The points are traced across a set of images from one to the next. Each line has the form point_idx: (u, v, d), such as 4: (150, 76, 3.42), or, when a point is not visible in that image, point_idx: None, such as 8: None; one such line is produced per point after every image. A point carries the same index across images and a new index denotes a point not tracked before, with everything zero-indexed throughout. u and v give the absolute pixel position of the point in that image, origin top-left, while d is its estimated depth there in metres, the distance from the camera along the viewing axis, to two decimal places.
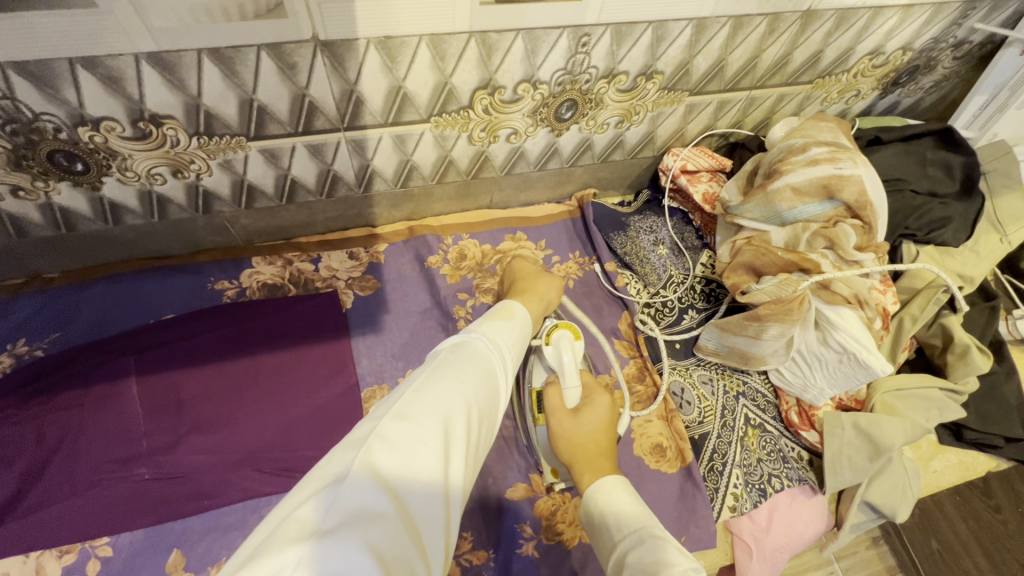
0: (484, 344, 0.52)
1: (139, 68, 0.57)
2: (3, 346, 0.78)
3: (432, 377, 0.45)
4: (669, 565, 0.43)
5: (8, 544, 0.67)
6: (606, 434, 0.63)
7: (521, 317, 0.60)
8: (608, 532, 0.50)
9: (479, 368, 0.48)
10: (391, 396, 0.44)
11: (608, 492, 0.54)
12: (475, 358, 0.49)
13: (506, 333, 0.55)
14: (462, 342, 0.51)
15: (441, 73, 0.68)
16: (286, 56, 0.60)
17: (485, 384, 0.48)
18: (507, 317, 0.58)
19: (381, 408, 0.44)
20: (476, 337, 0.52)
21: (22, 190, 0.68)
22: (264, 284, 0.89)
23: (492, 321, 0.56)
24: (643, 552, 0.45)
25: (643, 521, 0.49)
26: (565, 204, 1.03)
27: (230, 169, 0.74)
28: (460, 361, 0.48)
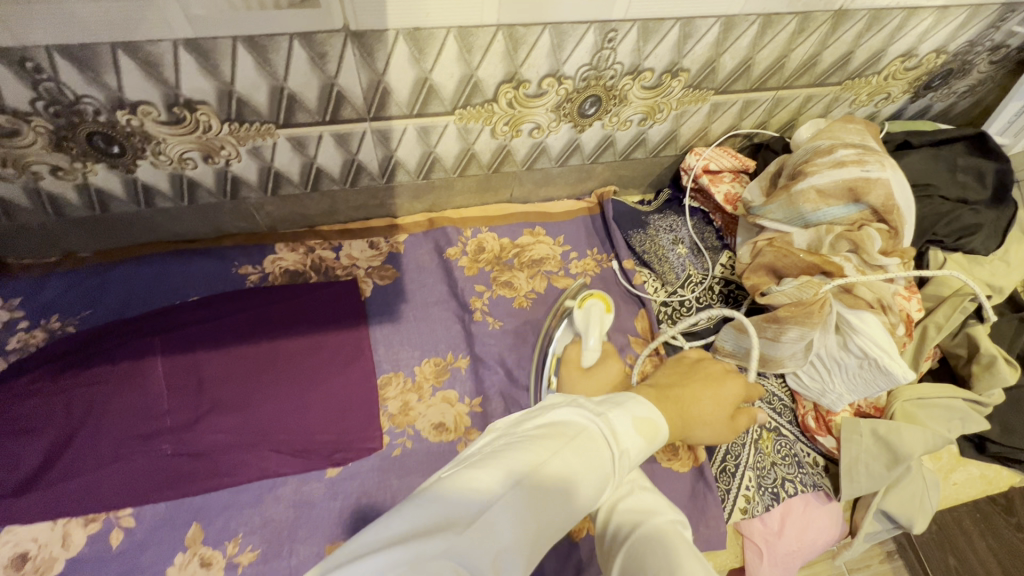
0: (612, 437, 0.45)
1: (177, 55, 0.59)
2: (37, 321, 0.81)
3: (559, 466, 0.41)
4: (656, 512, 0.47)
5: (36, 510, 0.69)
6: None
7: (661, 438, 0.50)
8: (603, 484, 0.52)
9: (601, 465, 0.43)
10: (519, 453, 0.41)
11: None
12: (596, 453, 0.43)
13: (637, 448, 0.47)
14: (592, 428, 0.45)
15: (468, 66, 0.69)
16: (317, 46, 0.62)
17: (592, 487, 0.43)
18: (648, 424, 0.49)
19: (492, 458, 0.41)
20: (608, 425, 0.46)
21: (61, 170, 0.71)
22: (286, 270, 0.91)
23: (635, 419, 0.49)
24: (636, 500, 0.48)
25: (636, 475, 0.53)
26: (584, 200, 1.03)
27: (258, 156, 0.76)
28: (586, 456, 0.43)
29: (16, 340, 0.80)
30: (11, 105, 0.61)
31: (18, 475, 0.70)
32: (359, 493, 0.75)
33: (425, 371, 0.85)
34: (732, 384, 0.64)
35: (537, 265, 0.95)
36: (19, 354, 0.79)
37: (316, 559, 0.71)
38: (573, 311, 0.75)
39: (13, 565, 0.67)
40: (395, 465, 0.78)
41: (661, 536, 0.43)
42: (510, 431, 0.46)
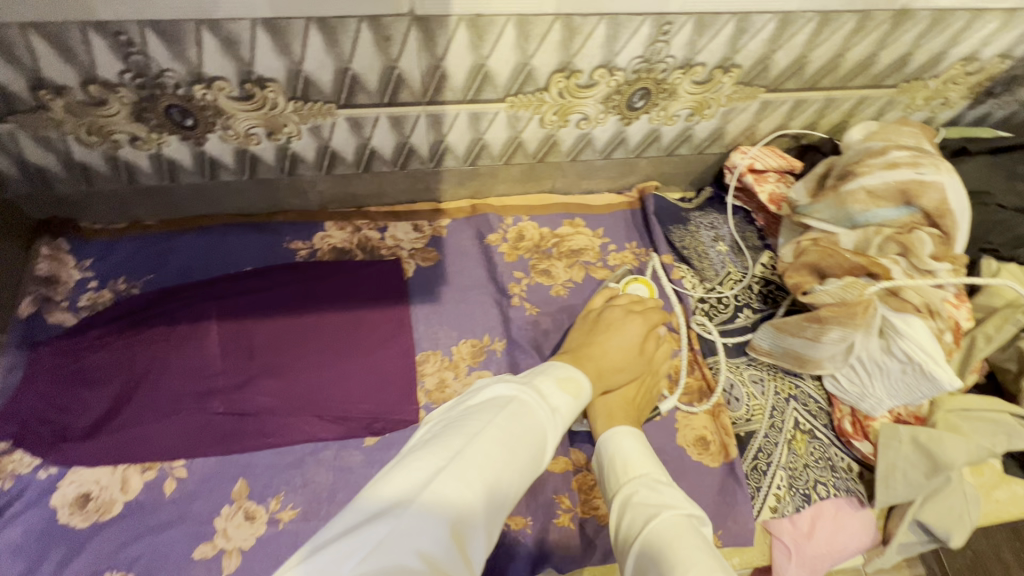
0: (543, 402, 0.51)
1: (254, 34, 0.63)
2: (105, 282, 0.87)
3: (495, 438, 0.46)
4: (669, 506, 0.51)
5: (99, 455, 0.74)
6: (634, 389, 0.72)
7: (587, 392, 0.56)
8: (615, 474, 0.57)
9: (534, 430, 0.49)
10: (453, 433, 0.46)
11: (620, 436, 0.60)
12: (534, 420, 0.49)
13: (567, 402, 0.53)
14: (522, 396, 0.50)
15: (523, 54, 0.71)
16: (383, 29, 0.65)
17: (533, 451, 0.48)
18: (573, 382, 0.55)
19: (428, 445, 0.46)
20: (536, 392, 0.52)
21: (139, 140, 0.76)
22: (334, 248, 0.94)
23: (559, 379, 0.55)
24: (651, 495, 0.53)
25: (647, 468, 0.57)
26: (625, 195, 1.03)
27: (318, 135, 0.79)
28: (519, 422, 0.48)
29: (86, 298, 0.85)
30: (102, 76, 0.65)
31: (85, 421, 0.76)
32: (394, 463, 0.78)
33: (462, 352, 0.87)
34: (633, 323, 0.74)
35: (576, 255, 0.96)
36: (88, 312, 0.84)
37: None
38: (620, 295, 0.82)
39: (76, 503, 0.72)
40: None
41: (676, 534, 0.48)
42: (444, 416, 0.50)
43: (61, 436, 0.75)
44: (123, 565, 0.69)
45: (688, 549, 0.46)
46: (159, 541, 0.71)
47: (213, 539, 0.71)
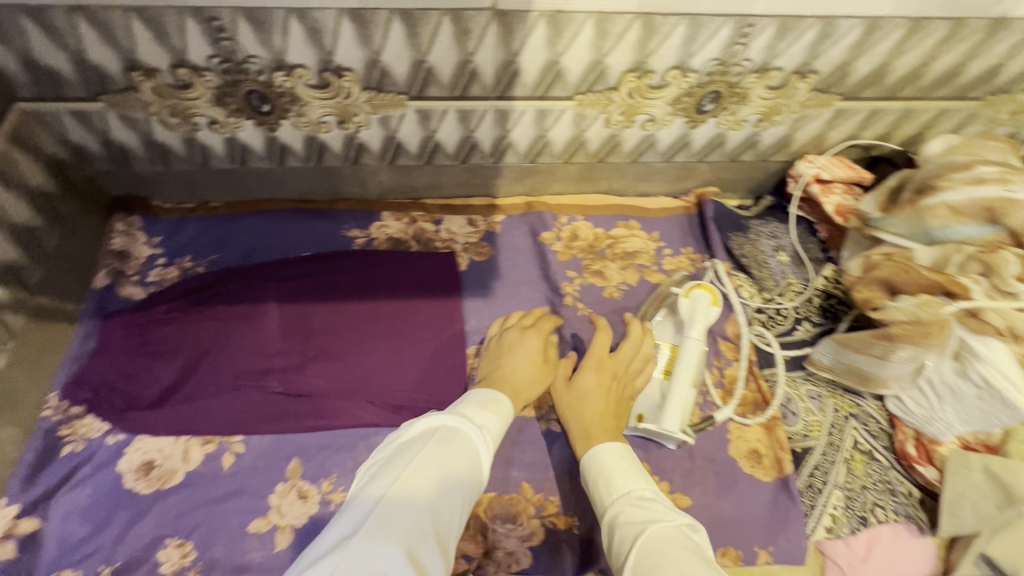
0: (470, 424, 0.62)
1: (339, 24, 0.64)
2: (173, 259, 0.90)
3: (430, 462, 0.56)
4: (654, 521, 0.56)
5: (164, 425, 0.77)
6: (599, 399, 0.74)
7: (508, 408, 0.70)
8: (600, 496, 0.63)
9: (465, 449, 0.59)
10: (391, 468, 0.55)
11: (601, 456, 0.66)
12: (466, 441, 0.60)
13: (489, 419, 0.65)
14: (449, 423, 0.61)
15: (598, 52, 0.70)
16: (464, 22, 0.65)
17: (469, 466, 0.58)
18: (493, 403, 0.68)
19: (371, 482, 0.55)
20: (462, 418, 0.63)
21: (217, 124, 0.78)
22: (390, 238, 0.96)
23: (479, 404, 0.67)
24: (635, 511, 0.59)
25: (632, 484, 0.62)
26: (682, 199, 1.02)
27: (386, 125, 0.80)
28: (450, 444, 0.58)
29: (155, 274, 0.88)
30: (191, 61, 0.68)
31: (152, 391, 0.79)
32: None
33: None
34: (531, 338, 0.80)
35: (630, 258, 0.95)
36: (156, 287, 0.87)
37: None
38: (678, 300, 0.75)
39: (141, 470, 0.74)
40: None
41: (662, 545, 0.54)
42: (379, 457, 0.59)
43: (130, 404, 0.78)
44: (184, 533, 0.72)
45: (681, 561, 0.51)
46: (217, 512, 0.73)
47: (268, 514, 0.73)
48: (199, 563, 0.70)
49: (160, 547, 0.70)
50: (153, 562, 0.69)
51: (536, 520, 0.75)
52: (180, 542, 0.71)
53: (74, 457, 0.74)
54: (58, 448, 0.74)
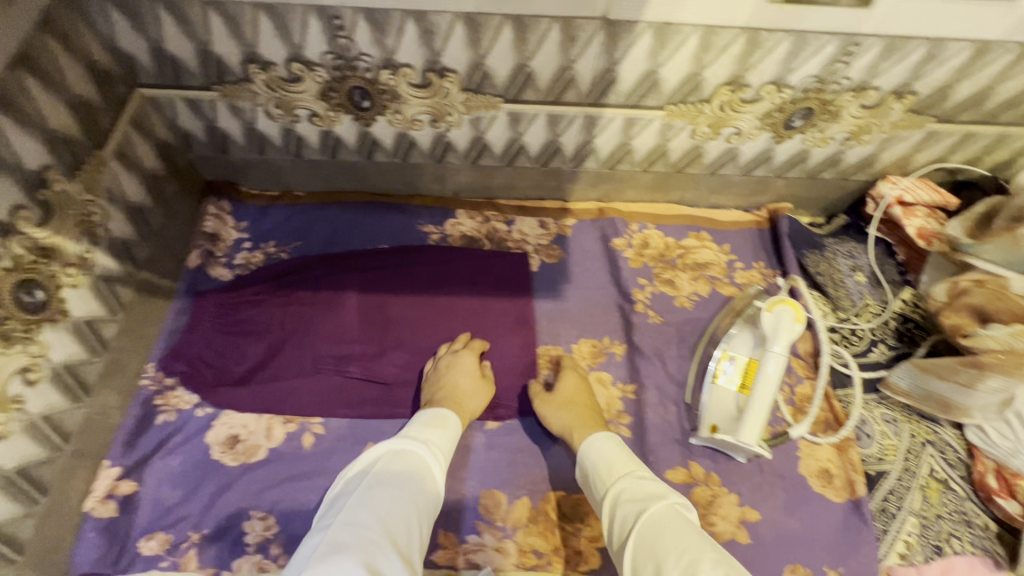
0: (415, 441, 0.67)
1: (452, 27, 0.66)
2: (259, 244, 0.94)
3: (375, 486, 0.59)
4: (654, 498, 0.62)
5: (249, 402, 0.80)
6: (581, 394, 0.81)
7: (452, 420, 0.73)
8: (600, 476, 0.68)
9: (410, 467, 0.63)
10: (341, 503, 0.59)
11: (597, 445, 0.71)
12: (412, 458, 0.64)
13: (436, 435, 0.69)
14: (394, 446, 0.65)
15: (698, 64, 0.71)
16: (572, 30, 0.67)
17: (418, 481, 0.62)
18: (441, 418, 0.72)
19: (325, 520, 0.58)
20: (407, 439, 0.67)
21: (317, 117, 0.81)
22: (464, 235, 0.98)
23: (424, 423, 0.71)
24: (636, 488, 0.64)
25: (631, 466, 0.68)
26: (753, 213, 1.01)
27: (477, 126, 0.83)
28: (396, 464, 0.62)
29: (241, 257, 0.92)
30: (305, 56, 0.71)
31: (240, 369, 0.82)
32: (514, 448, 0.81)
33: (582, 350, 0.89)
34: (465, 356, 0.82)
35: (701, 269, 0.95)
36: (243, 270, 0.91)
37: (473, 500, 0.76)
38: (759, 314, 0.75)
39: (227, 443, 0.78)
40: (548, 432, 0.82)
41: (664, 518, 0.59)
42: (332, 497, 0.62)
43: (219, 380, 0.81)
44: (267, 506, 0.75)
45: (680, 535, 0.56)
46: (298, 489, 0.76)
47: None
48: (281, 537, 0.73)
49: (245, 518, 0.73)
50: (238, 533, 0.72)
51: None
52: (263, 515, 0.74)
53: (167, 426, 0.77)
54: (153, 416, 0.77)
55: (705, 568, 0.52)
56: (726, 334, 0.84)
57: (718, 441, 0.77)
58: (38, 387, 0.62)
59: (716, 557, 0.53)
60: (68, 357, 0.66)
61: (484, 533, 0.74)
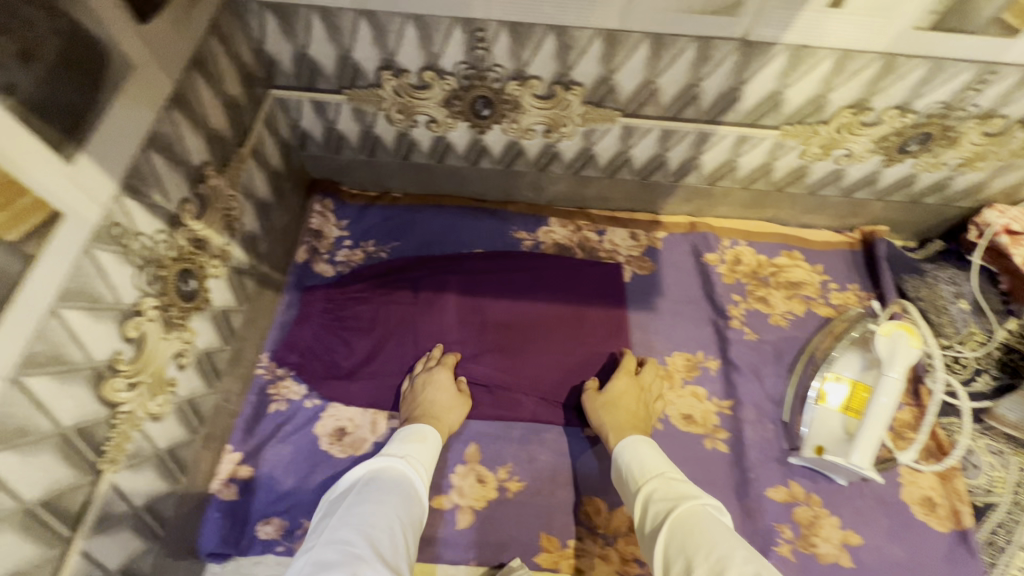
0: (395, 458, 0.66)
1: (591, 43, 0.68)
2: (358, 242, 0.97)
3: (356, 504, 0.58)
4: (684, 497, 0.60)
5: (355, 396, 0.82)
6: (632, 400, 0.80)
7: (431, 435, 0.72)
8: (632, 475, 0.67)
9: (391, 483, 0.62)
10: (320, 529, 0.57)
11: (630, 448, 0.71)
12: (392, 475, 0.63)
13: (417, 451, 0.69)
14: (374, 465, 0.65)
15: (825, 86, 0.72)
16: (708, 50, 0.68)
17: (401, 494, 0.61)
18: (419, 434, 0.72)
19: (306, 546, 0.55)
20: (385, 457, 0.66)
21: (434, 122, 0.83)
22: (556, 243, 0.99)
23: (403, 439, 0.71)
24: (669, 490, 0.62)
25: (661, 467, 0.66)
26: (846, 234, 1.01)
27: (588, 138, 0.84)
28: (377, 482, 0.62)
29: (343, 254, 0.95)
30: (439, 64, 0.73)
31: (346, 364, 0.85)
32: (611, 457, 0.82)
33: (676, 363, 0.90)
34: (440, 371, 0.81)
35: (795, 288, 0.95)
36: (346, 267, 0.94)
37: (574, 506, 0.78)
38: (872, 337, 0.75)
39: (334, 436, 0.79)
40: None
41: (696, 517, 0.57)
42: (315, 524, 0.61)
43: (328, 372, 0.84)
44: None
45: (711, 531, 0.54)
46: None
47: (450, 493, 0.78)
48: None
49: None
50: None
51: None
52: None
53: (279, 414, 0.80)
54: (267, 404, 0.81)
55: (736, 565, 0.49)
56: (827, 356, 0.84)
57: (822, 462, 0.77)
58: (185, 371, 0.65)
59: (747, 554, 0.50)
60: (207, 344, 0.69)
61: (586, 539, 0.75)
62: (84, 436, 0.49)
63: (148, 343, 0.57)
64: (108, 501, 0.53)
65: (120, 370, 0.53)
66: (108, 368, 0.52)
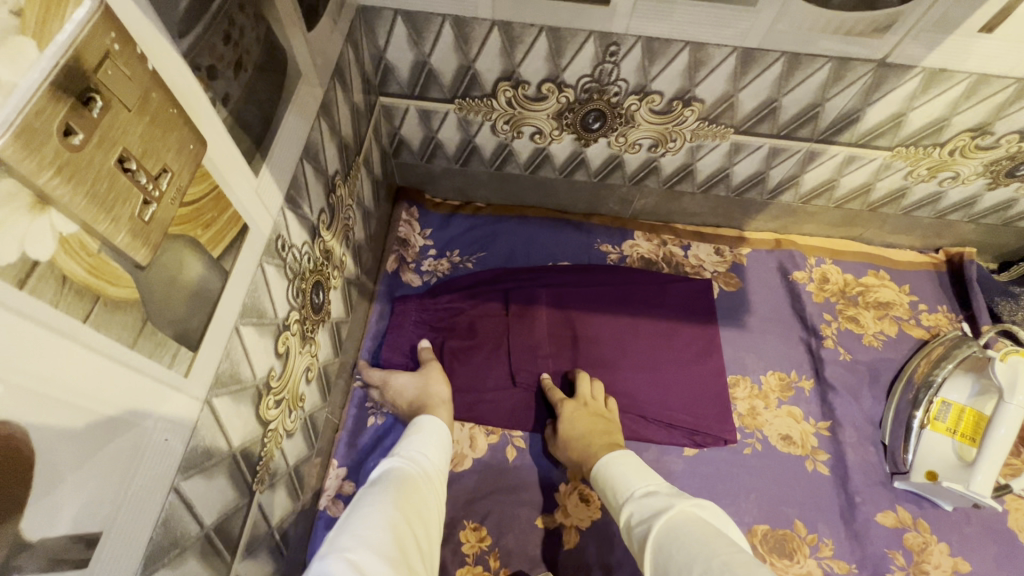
0: (392, 460, 0.60)
1: (725, 60, 0.67)
2: (444, 252, 0.95)
3: (357, 512, 0.49)
4: (657, 512, 0.54)
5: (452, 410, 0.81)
6: (583, 425, 0.75)
7: (432, 421, 0.67)
8: (614, 504, 0.61)
9: (392, 482, 0.55)
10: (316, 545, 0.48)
11: (604, 476, 0.65)
12: (393, 474, 0.57)
13: (417, 446, 0.63)
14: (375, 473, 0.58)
15: (951, 110, 0.71)
16: (843, 70, 0.67)
17: (402, 492, 0.53)
18: (418, 428, 0.66)
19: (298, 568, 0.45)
20: (386, 460, 0.60)
21: (539, 134, 0.82)
22: (642, 257, 0.98)
23: (404, 440, 0.65)
24: (643, 510, 0.56)
25: (634, 486, 0.61)
26: (930, 254, 1.00)
27: (693, 153, 0.83)
28: (381, 485, 0.54)
29: (429, 264, 0.94)
30: (561, 76, 0.72)
31: None
32: (711, 477, 0.81)
33: (771, 383, 0.88)
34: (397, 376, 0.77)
35: (885, 308, 0.94)
36: (432, 278, 0.93)
37: None
38: (990, 364, 0.77)
39: None
40: (745, 463, 0.82)
41: (671, 532, 0.50)
42: None
43: None
44: (480, 516, 0.76)
45: (687, 544, 0.48)
46: (507, 502, 0.77)
47: (554, 511, 0.77)
48: (496, 549, 0.74)
49: (459, 527, 0.75)
50: (456, 541, 0.74)
51: (814, 560, 0.75)
52: (476, 526, 0.75)
53: (378, 428, 0.79)
54: (365, 417, 0.79)
55: None
56: (928, 377, 0.83)
57: (934, 488, 0.77)
58: (311, 386, 0.63)
59: (723, 560, 0.44)
60: (324, 358, 0.67)
61: None
62: (246, 456, 0.48)
63: (290, 358, 0.55)
64: (255, 521, 0.52)
65: (271, 388, 0.52)
66: (265, 385, 0.50)
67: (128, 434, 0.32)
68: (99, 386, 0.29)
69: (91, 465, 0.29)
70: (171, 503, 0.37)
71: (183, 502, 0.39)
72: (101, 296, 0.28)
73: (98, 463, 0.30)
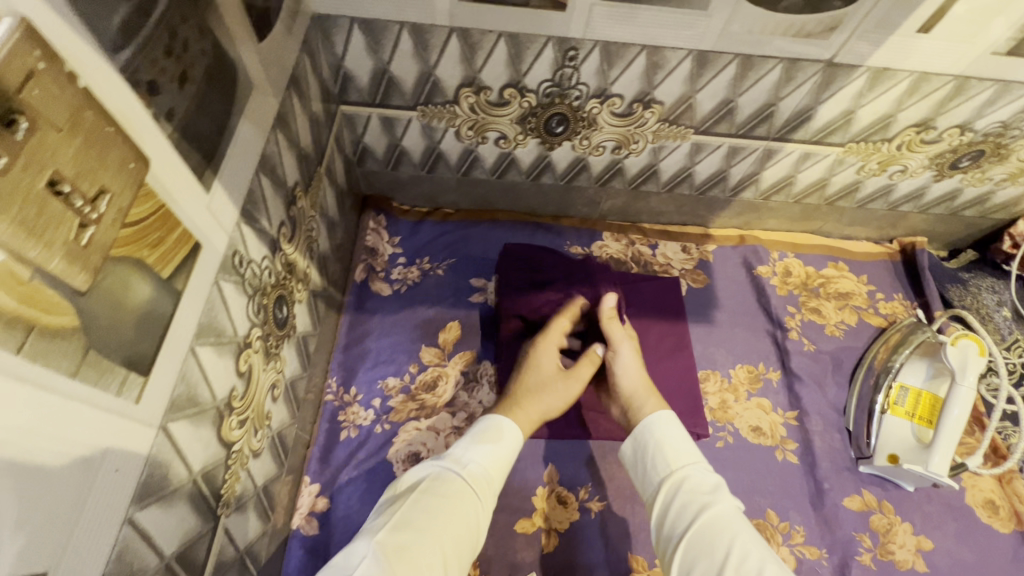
0: (456, 465, 0.59)
1: (681, 62, 0.68)
2: (413, 259, 0.93)
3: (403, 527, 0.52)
4: (716, 497, 0.57)
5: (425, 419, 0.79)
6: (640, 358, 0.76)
7: (509, 433, 0.64)
8: (659, 459, 0.62)
9: (444, 499, 0.55)
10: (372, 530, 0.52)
11: (659, 428, 0.64)
12: (449, 488, 0.56)
13: (484, 458, 0.61)
14: (434, 471, 0.58)
15: (896, 107, 0.74)
16: (794, 70, 0.69)
17: (450, 518, 0.54)
18: (496, 432, 0.63)
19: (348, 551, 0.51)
20: (449, 462, 0.59)
21: (504, 139, 0.82)
22: (611, 257, 0.99)
23: (478, 437, 0.63)
24: (695, 484, 0.59)
25: (690, 455, 0.62)
26: (885, 245, 1.04)
27: (656, 154, 0.85)
28: (432, 499, 0.55)
29: (399, 272, 0.92)
30: (522, 81, 0.72)
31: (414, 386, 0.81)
32: None
33: (740, 376, 0.90)
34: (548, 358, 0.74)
35: (845, 298, 0.97)
36: (402, 286, 0.90)
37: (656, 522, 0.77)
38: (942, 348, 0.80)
39: (409, 461, 0.75)
40: (718, 456, 0.84)
41: (728, 523, 0.55)
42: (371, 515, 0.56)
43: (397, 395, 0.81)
44: None
45: (747, 540, 0.53)
46: None
47: (532, 516, 0.76)
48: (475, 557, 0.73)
49: None
50: None
51: (786, 548, 0.77)
52: None
53: (351, 441, 0.77)
54: (338, 431, 0.78)
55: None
56: (887, 363, 0.87)
57: (896, 470, 0.80)
58: (277, 404, 0.62)
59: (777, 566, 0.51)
60: (291, 373, 0.66)
61: None
62: (208, 480, 0.46)
63: (253, 376, 0.54)
64: (221, 546, 0.50)
65: (233, 408, 0.50)
66: (226, 406, 0.48)
67: (73, 466, 0.30)
68: (36, 420, 0.27)
69: (34, 502, 0.28)
70: (126, 535, 0.36)
71: (139, 534, 0.37)
72: (37, 326, 0.27)
73: (41, 500, 0.28)
